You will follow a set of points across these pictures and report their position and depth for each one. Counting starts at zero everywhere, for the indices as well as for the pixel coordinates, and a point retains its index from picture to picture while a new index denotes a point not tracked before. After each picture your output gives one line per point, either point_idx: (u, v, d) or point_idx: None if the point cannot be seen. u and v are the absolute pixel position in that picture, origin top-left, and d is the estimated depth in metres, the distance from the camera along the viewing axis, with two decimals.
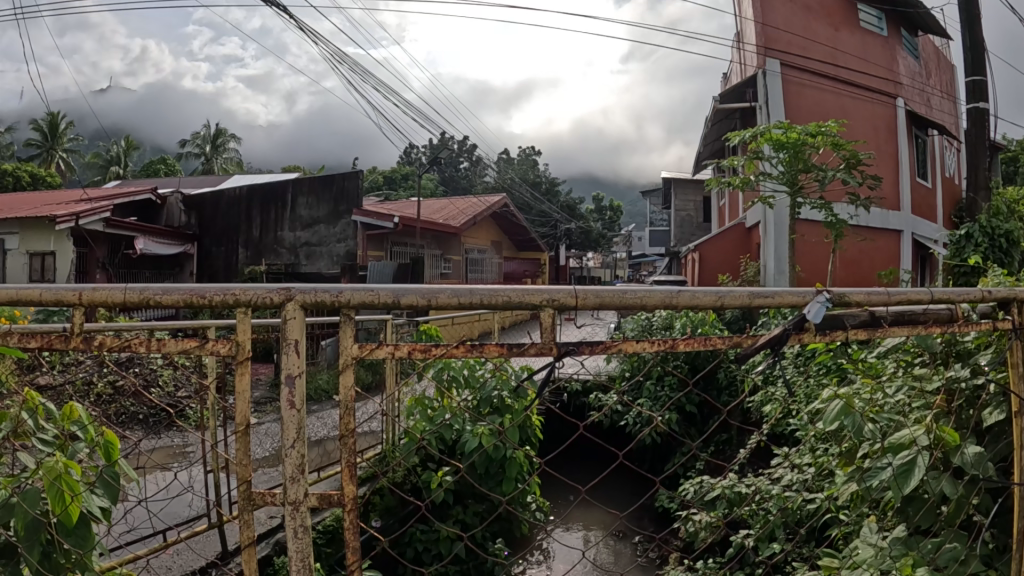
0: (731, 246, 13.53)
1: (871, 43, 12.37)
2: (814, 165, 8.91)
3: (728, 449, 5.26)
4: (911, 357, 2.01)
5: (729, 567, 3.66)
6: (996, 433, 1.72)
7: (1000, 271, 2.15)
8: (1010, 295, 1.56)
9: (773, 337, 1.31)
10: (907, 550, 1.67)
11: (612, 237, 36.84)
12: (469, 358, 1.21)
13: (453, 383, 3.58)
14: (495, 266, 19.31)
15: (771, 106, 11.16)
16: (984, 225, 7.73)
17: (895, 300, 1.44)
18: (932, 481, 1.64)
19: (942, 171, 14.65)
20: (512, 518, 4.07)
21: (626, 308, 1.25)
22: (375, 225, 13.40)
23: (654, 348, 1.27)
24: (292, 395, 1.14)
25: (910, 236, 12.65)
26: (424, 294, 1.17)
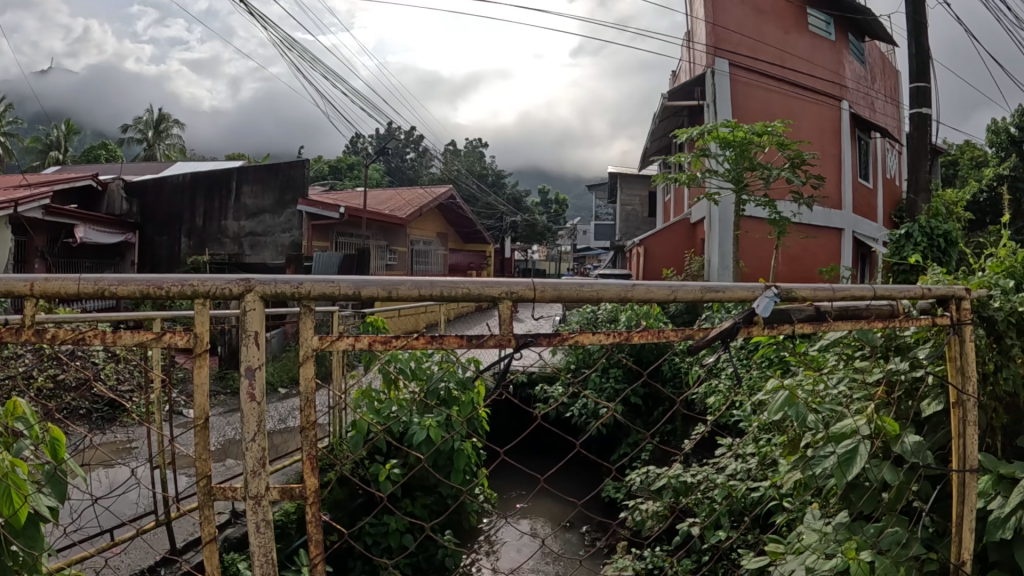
0: (676, 240, 13.69)
1: (820, 46, 12.65)
2: (759, 163, 9.06)
3: (673, 439, 5.36)
4: (853, 350, 2.07)
5: (676, 556, 3.74)
6: (934, 423, 1.80)
7: (940, 270, 2.19)
8: (948, 291, 1.63)
9: (724, 329, 1.35)
10: (849, 534, 1.74)
11: (558, 230, 37.12)
12: (429, 349, 1.21)
13: (401, 375, 3.56)
14: (442, 259, 19.22)
15: (719, 105, 11.36)
16: (924, 225, 7.92)
17: (840, 295, 1.48)
18: (873, 468, 1.70)
19: (883, 171, 15.09)
20: (463, 509, 4.07)
21: (581, 302, 1.26)
22: (322, 215, 13.18)
23: (609, 340, 1.29)
24: (252, 386, 1.13)
25: (851, 234, 13.00)
26: (385, 286, 1.16)
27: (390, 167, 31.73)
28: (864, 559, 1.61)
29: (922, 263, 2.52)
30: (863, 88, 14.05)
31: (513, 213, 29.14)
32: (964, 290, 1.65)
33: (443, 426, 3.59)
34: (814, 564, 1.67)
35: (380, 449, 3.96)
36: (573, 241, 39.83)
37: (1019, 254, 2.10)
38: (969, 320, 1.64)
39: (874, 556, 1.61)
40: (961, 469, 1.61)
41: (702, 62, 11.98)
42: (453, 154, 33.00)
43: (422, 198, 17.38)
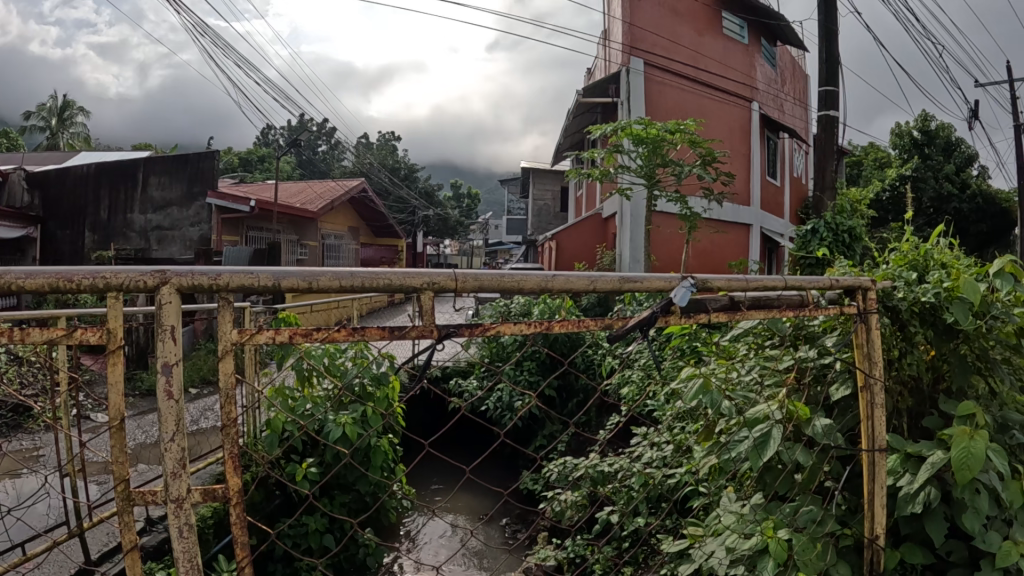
0: (586, 234, 13.90)
1: (733, 49, 13.05)
2: (671, 160, 9.31)
3: (588, 430, 5.46)
4: (763, 339, 2.16)
5: (595, 543, 3.84)
6: (843, 406, 1.89)
7: (846, 263, 2.29)
8: (854, 282, 1.71)
9: (641, 318, 1.38)
10: (766, 514, 1.82)
11: (469, 224, 37.16)
12: (350, 342, 1.19)
13: (316, 372, 3.48)
14: (353, 253, 18.87)
15: (632, 102, 11.57)
16: (829, 221, 8.31)
17: (753, 285, 1.54)
18: (787, 450, 1.78)
19: (790, 170, 15.72)
20: (382, 507, 4.03)
21: (501, 292, 1.27)
22: (231, 208, 12.90)
23: (530, 330, 1.30)
24: (169, 384, 1.08)
25: (758, 229, 13.52)
26: (305, 277, 1.14)
27: (300, 159, 30.93)
28: (781, 537, 1.69)
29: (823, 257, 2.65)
30: (773, 90, 14.58)
31: (424, 207, 28.94)
32: (869, 280, 1.74)
33: (359, 423, 3.55)
34: (734, 544, 1.74)
35: (298, 447, 3.88)
36: (483, 234, 39.79)
37: (921, 249, 2.19)
38: (875, 310, 1.73)
39: (790, 533, 1.70)
40: (871, 449, 1.71)
41: (618, 60, 12.16)
42: (365, 146, 32.38)
43: (333, 191, 17.04)
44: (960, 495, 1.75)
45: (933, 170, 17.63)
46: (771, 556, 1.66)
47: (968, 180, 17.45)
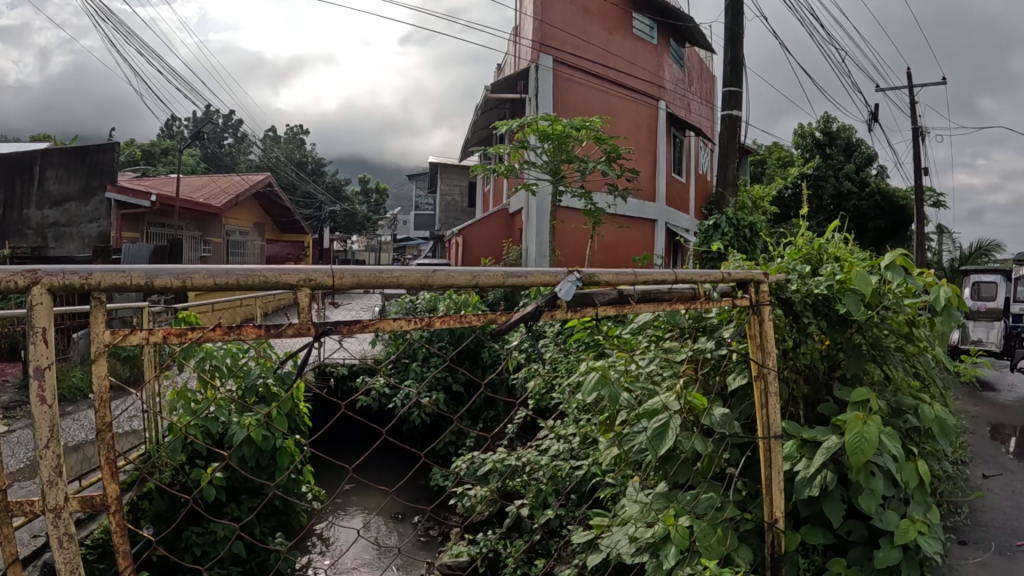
0: (493, 229, 13.86)
1: (641, 49, 13.29)
2: (576, 156, 9.37)
3: (496, 424, 5.47)
4: (662, 332, 2.22)
5: (505, 537, 3.86)
6: (740, 396, 1.95)
7: (741, 257, 2.37)
8: (746, 276, 1.75)
9: (527, 312, 1.37)
10: (669, 503, 1.85)
11: (379, 220, 36.68)
12: (227, 341, 1.14)
13: (217, 373, 3.33)
14: (258, 250, 18.24)
15: (540, 99, 11.62)
16: (731, 218, 8.61)
17: (642, 280, 1.56)
18: (685, 439, 1.81)
19: (696, 167, 16.19)
20: (291, 509, 3.92)
21: (382, 287, 1.23)
22: (132, 203, 12.38)
23: (412, 326, 1.27)
24: (42, 389, 1.01)
25: (663, 226, 13.90)
26: (180, 275, 1.08)
27: (204, 152, 29.69)
28: (684, 523, 1.72)
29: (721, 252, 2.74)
30: (679, 90, 14.98)
31: (332, 202, 28.32)
32: (761, 273, 1.79)
33: (263, 424, 3.45)
34: (637, 533, 1.77)
35: (202, 452, 3.73)
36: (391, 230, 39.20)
37: (816, 245, 2.34)
38: (766, 302, 1.79)
39: (692, 520, 1.72)
40: (766, 437, 1.76)
41: (528, 56, 12.19)
42: (272, 139, 31.37)
43: (236, 186, 16.43)
44: (856, 478, 1.85)
45: (834, 169, 18.55)
46: (673, 543, 1.68)
47: (867, 179, 18.43)
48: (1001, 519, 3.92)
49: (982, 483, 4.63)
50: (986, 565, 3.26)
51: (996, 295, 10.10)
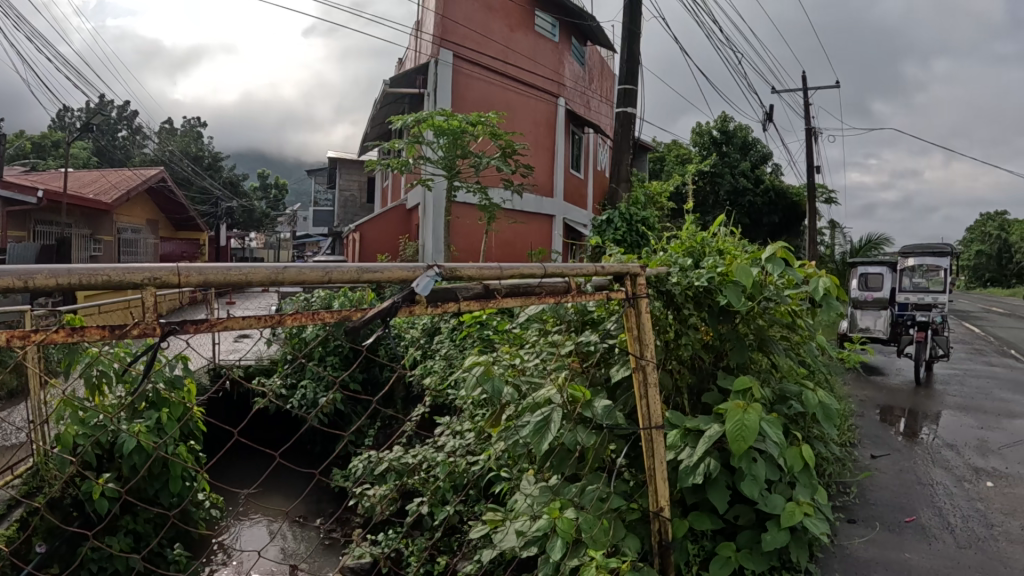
0: (393, 226, 13.51)
1: (542, 46, 13.33)
2: (471, 152, 9.08)
3: (394, 422, 5.42)
4: (549, 326, 2.36)
5: (408, 535, 3.88)
6: (622, 386, 2.13)
7: (620, 252, 2.54)
8: (623, 269, 1.82)
9: (384, 308, 1.33)
10: (554, 495, 1.98)
11: (277, 217, 35.56)
12: (71, 343, 1.10)
13: (105, 379, 3.16)
14: (151, 248, 17.40)
15: (438, 94, 11.39)
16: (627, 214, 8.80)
17: (507, 273, 1.58)
18: (568, 432, 1.93)
19: (593, 164, 16.45)
20: (189, 519, 3.78)
21: (231, 285, 1.20)
22: (17, 200, 11.50)
23: (261, 324, 1.25)
24: None
25: (561, 221, 14.09)
26: (21, 275, 1.02)
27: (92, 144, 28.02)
28: (568, 516, 1.84)
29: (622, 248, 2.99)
30: (579, 87, 15.15)
31: (228, 198, 27.22)
32: (637, 268, 1.88)
33: (154, 432, 3.31)
34: (526, 526, 1.89)
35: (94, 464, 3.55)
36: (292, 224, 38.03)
37: (698, 235, 2.59)
38: (643, 294, 1.88)
39: (576, 513, 1.85)
40: (648, 428, 1.87)
41: (428, 51, 11.96)
42: (167, 132, 29.90)
43: (129, 180, 15.63)
44: (741, 465, 2.04)
45: (731, 165, 19.22)
46: (560, 536, 1.80)
47: (762, 176, 19.33)
48: (888, 496, 4.18)
49: (870, 463, 4.92)
50: (876, 541, 3.47)
51: (883, 285, 10.35)
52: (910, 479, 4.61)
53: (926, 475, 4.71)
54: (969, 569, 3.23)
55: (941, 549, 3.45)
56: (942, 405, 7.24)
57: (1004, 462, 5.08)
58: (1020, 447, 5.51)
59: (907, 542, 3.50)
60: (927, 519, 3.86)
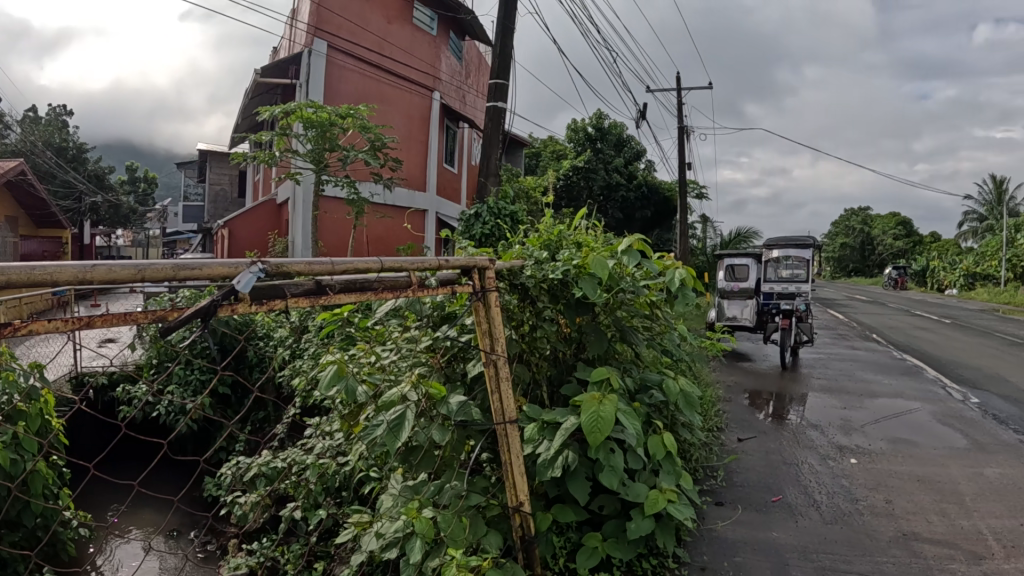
0: (260, 221, 12.47)
1: (420, 39, 12.67)
2: (340, 145, 8.39)
3: (265, 425, 5.23)
4: (410, 321, 2.71)
5: (283, 544, 3.75)
6: (475, 380, 2.52)
7: (475, 246, 2.87)
8: (470, 264, 2.09)
9: (201, 308, 1.42)
10: (415, 494, 2.32)
11: (148, 213, 33.35)
12: None
13: None
14: (10, 247, 16.16)
15: (311, 86, 10.73)
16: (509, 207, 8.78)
17: (341, 269, 1.69)
18: (424, 430, 2.25)
19: (466, 159, 15.78)
20: (58, 540, 3.60)
21: (36, 285, 1.18)
22: None
23: (68, 326, 1.25)
24: None
25: (433, 215, 13.26)
26: None
27: None
28: (427, 516, 2.13)
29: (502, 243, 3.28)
30: (457, 81, 14.44)
31: (92, 192, 25.24)
32: (485, 260, 2.15)
33: (11, 448, 3.12)
34: (386, 530, 2.16)
35: None
36: (162, 221, 35.85)
37: (549, 232, 2.90)
38: (491, 287, 2.17)
39: (434, 512, 2.15)
40: (502, 422, 2.21)
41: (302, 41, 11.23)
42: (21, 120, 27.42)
43: None
44: (599, 457, 2.39)
45: (604, 161, 19.63)
46: (419, 537, 2.07)
47: (634, 172, 20.06)
48: (755, 478, 4.41)
49: (738, 446, 5.15)
50: (746, 522, 3.65)
51: (749, 275, 10.61)
52: (776, 460, 4.87)
53: (790, 455, 4.99)
54: (835, 543, 3.44)
55: (808, 525, 3.67)
56: (808, 387, 7.68)
57: (864, 440, 5.46)
58: (880, 425, 5.93)
59: (775, 521, 3.69)
60: (793, 497, 4.10)
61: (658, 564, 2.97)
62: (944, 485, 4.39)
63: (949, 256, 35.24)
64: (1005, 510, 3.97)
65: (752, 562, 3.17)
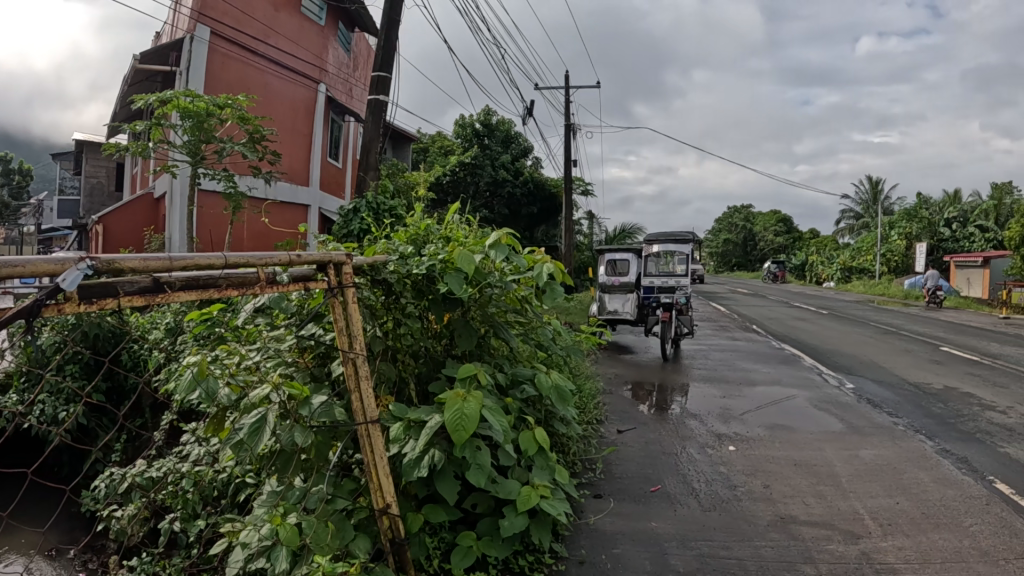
0: (135, 217, 11.83)
1: (307, 30, 12.39)
2: (217, 137, 7.94)
3: (144, 433, 4.89)
4: (274, 320, 2.83)
5: (165, 557, 3.56)
6: (337, 378, 2.68)
7: (339, 242, 3.00)
8: (325, 260, 2.20)
9: (25, 308, 1.45)
10: (281, 499, 2.48)
11: (17, 210, 31.17)
12: None
13: None
14: None
15: (192, 74, 9.98)
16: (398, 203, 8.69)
17: (178, 265, 1.72)
18: (288, 432, 2.39)
19: (352, 153, 15.35)
20: None
21: None
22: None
23: None
24: None
25: (317, 211, 12.86)
26: None
27: None
28: (291, 522, 2.31)
29: (372, 235, 3.40)
30: (343, 74, 14.17)
31: None
32: (341, 256, 2.26)
33: None
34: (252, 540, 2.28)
35: None
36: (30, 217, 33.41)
37: (417, 228, 2.99)
38: (346, 283, 2.28)
39: (298, 519, 2.31)
40: (364, 422, 2.32)
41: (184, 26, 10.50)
42: None
43: None
44: (466, 455, 2.50)
45: (490, 158, 19.86)
46: (284, 545, 2.24)
47: (520, 169, 20.13)
48: (635, 468, 4.58)
49: (617, 438, 5.33)
50: (624, 513, 3.78)
51: (629, 270, 11.29)
52: (655, 451, 5.05)
53: (668, 445, 5.20)
54: (714, 530, 3.61)
55: (687, 513, 3.83)
56: (689, 378, 7.99)
57: (742, 427, 5.73)
58: (758, 413, 6.25)
59: (653, 511, 3.84)
60: (672, 486, 4.27)
61: (534, 561, 3.05)
62: (820, 468, 4.67)
63: (826, 250, 37.25)
64: (877, 489, 4.27)
65: (630, 553, 3.29)
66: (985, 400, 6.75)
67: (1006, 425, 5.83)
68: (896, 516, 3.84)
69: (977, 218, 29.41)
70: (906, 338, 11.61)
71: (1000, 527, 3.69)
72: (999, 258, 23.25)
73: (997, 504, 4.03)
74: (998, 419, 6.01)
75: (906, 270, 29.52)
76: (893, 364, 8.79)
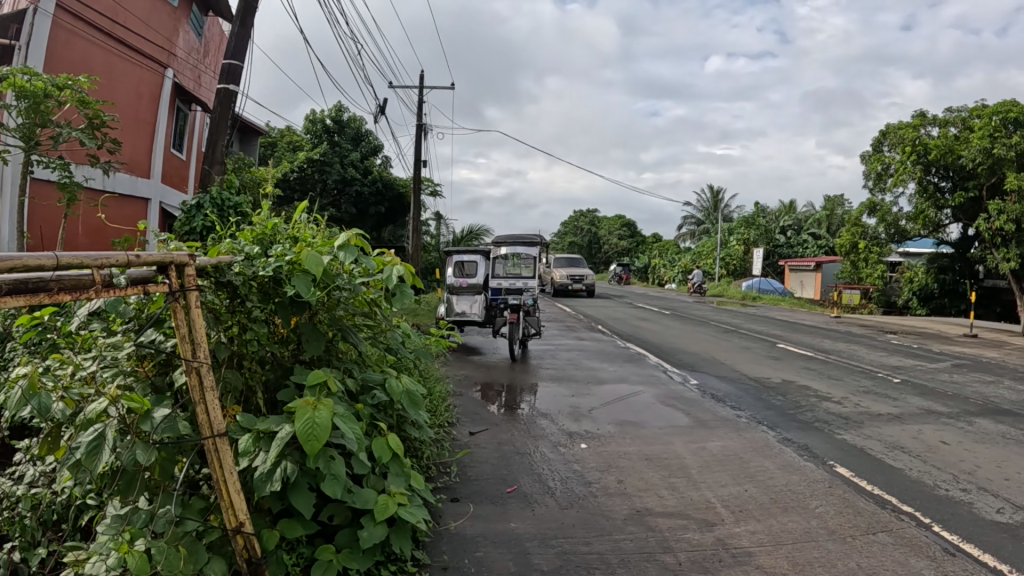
0: None
1: (155, 9, 11.70)
2: (54, 121, 7.23)
3: None
4: (111, 326, 2.69)
5: None
6: (182, 391, 2.58)
7: (177, 243, 2.88)
8: (165, 262, 2.12)
9: None
10: (125, 524, 2.34)
11: None
12: None
13: None
14: None
15: (31, 50, 8.85)
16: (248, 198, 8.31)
17: (9, 265, 1.62)
18: (130, 449, 2.27)
19: (197, 146, 14.59)
20: None
21: None
22: None
23: None
24: None
25: (158, 205, 12.19)
26: None
27: None
28: (138, 550, 2.19)
29: (215, 235, 3.28)
30: (192, 60, 13.47)
31: None
32: (183, 257, 2.19)
33: None
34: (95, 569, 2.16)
35: None
36: None
37: (261, 228, 2.92)
38: (190, 287, 2.21)
39: (146, 544, 2.20)
40: (211, 435, 2.26)
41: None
42: None
43: None
44: (319, 465, 2.46)
45: (340, 155, 19.54)
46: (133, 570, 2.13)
47: (370, 168, 20.11)
48: (489, 470, 4.65)
49: (469, 440, 5.39)
50: (482, 516, 3.83)
51: (477, 271, 11.39)
52: (507, 451, 5.16)
53: (520, 445, 5.32)
54: (574, 527, 3.73)
55: (545, 512, 3.94)
56: (537, 377, 8.23)
57: (593, 424, 5.95)
58: (604, 410, 6.55)
59: (511, 511, 3.92)
60: (527, 486, 4.37)
61: (396, 570, 3.02)
62: (671, 461, 4.93)
63: (670, 253, 39.25)
64: (727, 478, 4.56)
65: (492, 555, 3.34)
66: (819, 391, 7.36)
67: (840, 414, 6.38)
68: (748, 503, 4.11)
69: (810, 225, 31.98)
70: (744, 335, 12.48)
71: (843, 507, 4.04)
72: (829, 262, 25.61)
73: (838, 487, 4.41)
74: (833, 408, 6.57)
75: (744, 271, 31.58)
76: (732, 360, 9.42)
